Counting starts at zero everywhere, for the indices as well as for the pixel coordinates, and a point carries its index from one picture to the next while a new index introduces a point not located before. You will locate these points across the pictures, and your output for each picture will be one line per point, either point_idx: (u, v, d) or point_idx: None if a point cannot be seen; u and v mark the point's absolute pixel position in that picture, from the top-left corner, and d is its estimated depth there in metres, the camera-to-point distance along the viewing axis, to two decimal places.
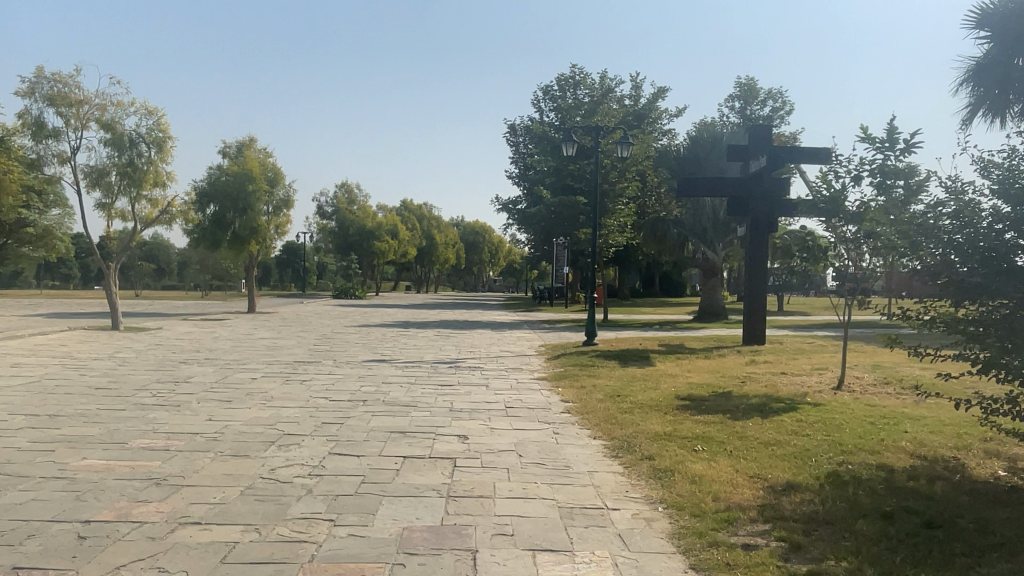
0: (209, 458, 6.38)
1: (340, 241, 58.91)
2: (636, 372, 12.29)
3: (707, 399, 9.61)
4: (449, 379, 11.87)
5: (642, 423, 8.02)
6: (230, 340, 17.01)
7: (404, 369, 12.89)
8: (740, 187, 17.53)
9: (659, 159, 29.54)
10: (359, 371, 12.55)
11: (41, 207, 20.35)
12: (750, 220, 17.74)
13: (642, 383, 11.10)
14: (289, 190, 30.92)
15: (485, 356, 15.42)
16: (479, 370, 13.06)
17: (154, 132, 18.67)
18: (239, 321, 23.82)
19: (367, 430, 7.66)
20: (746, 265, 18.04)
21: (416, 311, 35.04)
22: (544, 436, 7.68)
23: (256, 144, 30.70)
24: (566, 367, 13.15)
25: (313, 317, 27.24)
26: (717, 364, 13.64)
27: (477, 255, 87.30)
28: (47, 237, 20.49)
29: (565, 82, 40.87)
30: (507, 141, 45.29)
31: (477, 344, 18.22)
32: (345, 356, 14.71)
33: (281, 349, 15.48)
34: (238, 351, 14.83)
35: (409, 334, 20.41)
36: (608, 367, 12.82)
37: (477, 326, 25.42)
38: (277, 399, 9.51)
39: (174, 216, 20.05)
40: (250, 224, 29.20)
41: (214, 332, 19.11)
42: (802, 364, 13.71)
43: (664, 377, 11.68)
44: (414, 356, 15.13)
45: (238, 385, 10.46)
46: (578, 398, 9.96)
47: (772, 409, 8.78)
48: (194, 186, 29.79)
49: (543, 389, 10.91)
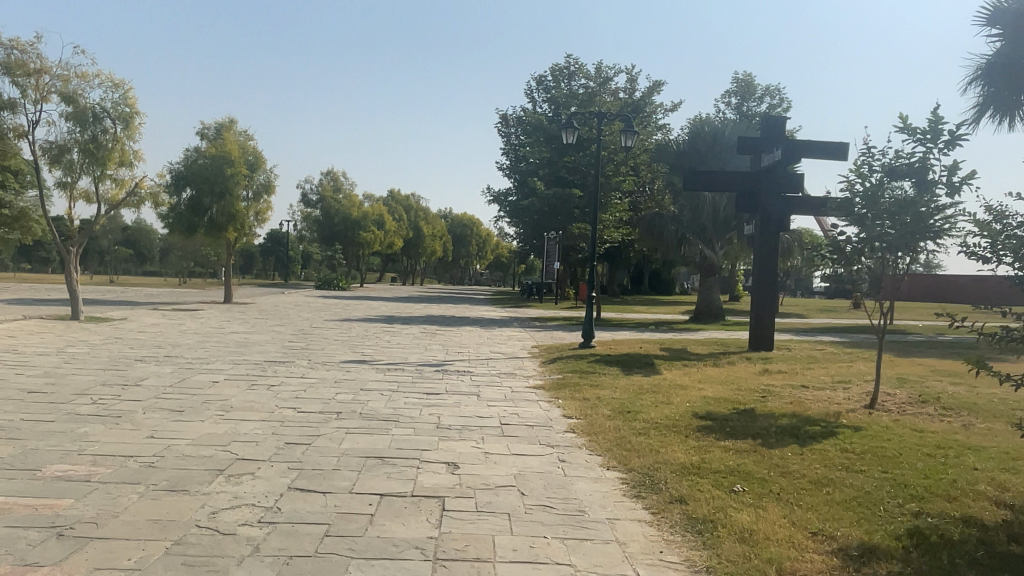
0: (136, 496, 5.12)
1: (325, 230, 57.44)
2: (642, 382, 11.12)
3: (730, 418, 8.44)
4: (435, 386, 10.65)
5: (664, 451, 6.83)
6: (198, 335, 15.69)
7: (386, 373, 11.65)
8: (749, 182, 16.46)
9: (657, 153, 28.27)
10: (336, 374, 11.29)
11: (16, 187, 19.26)
12: (759, 218, 16.69)
13: (652, 396, 9.92)
14: (270, 175, 29.45)
15: (476, 358, 14.19)
16: (469, 376, 11.83)
17: (120, 107, 17.28)
18: (213, 313, 22.44)
19: (338, 455, 6.42)
20: (755, 268, 16.84)
21: (402, 304, 33.76)
22: (548, 465, 6.48)
23: (236, 125, 29.22)
24: (564, 374, 11.98)
25: (293, 310, 25.90)
26: (729, 374, 12.49)
27: (464, 248, 86.04)
28: (24, 219, 19.09)
29: (559, 71, 39.70)
30: (499, 132, 43.99)
31: (465, 343, 17.00)
32: (322, 356, 13.45)
33: (253, 347, 14.18)
34: (205, 348, 13.52)
35: (393, 331, 19.16)
36: (611, 375, 11.63)
37: (465, 323, 24.18)
38: (238, 409, 8.24)
39: (142, 199, 18.70)
40: (228, 210, 27.79)
41: (183, 325, 17.74)
42: (820, 376, 12.62)
43: (675, 390, 10.53)
44: (398, 356, 13.90)
45: (196, 391, 9.18)
46: (582, 414, 8.77)
47: (808, 434, 7.65)
48: (169, 168, 28.33)
49: (541, 401, 9.71)
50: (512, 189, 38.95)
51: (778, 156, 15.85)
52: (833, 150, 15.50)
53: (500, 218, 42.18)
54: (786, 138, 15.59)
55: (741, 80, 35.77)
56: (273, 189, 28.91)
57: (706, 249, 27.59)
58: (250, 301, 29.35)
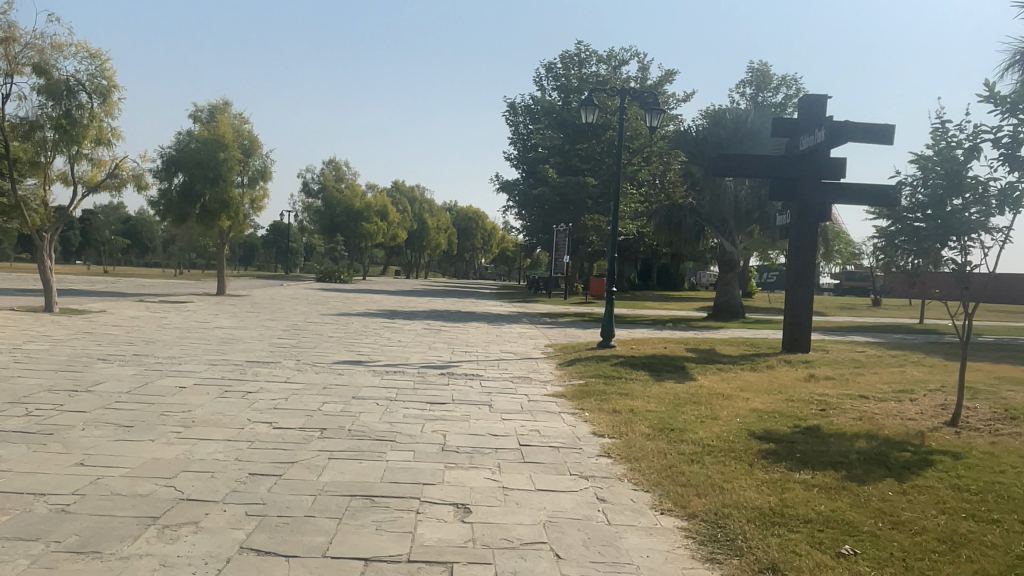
0: (24, 563, 3.68)
1: (326, 221, 55.94)
2: (677, 390, 9.68)
3: (796, 440, 7.00)
4: (440, 394, 9.19)
5: (729, 487, 5.41)
6: (179, 331, 14.27)
7: (383, 377, 10.19)
8: (785, 166, 15.02)
9: (675, 141, 26.55)
10: (326, 378, 9.86)
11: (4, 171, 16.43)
12: (796, 206, 15.25)
13: (694, 409, 8.47)
14: (267, 161, 28.00)
15: (485, 360, 12.72)
16: (478, 381, 10.38)
17: (97, 80, 15.82)
18: (202, 305, 21.02)
19: (316, 493, 4.97)
20: (791, 261, 15.41)
21: (406, 298, 32.31)
22: (585, 507, 5.04)
23: (231, 108, 27.77)
24: (586, 380, 10.54)
25: (289, 303, 24.47)
26: (771, 381, 11.03)
27: (470, 241, 84.48)
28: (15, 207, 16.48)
29: (569, 59, 38.21)
30: (507, 121, 42.40)
31: (472, 341, 15.56)
32: (312, 355, 12.01)
33: (237, 344, 12.72)
34: (181, 346, 12.08)
35: (394, 327, 17.75)
36: (639, 383, 10.15)
37: (470, 318, 22.74)
38: (199, 424, 6.78)
39: (124, 181, 17.34)
40: (222, 196, 26.39)
41: (165, 319, 16.29)
42: (875, 383, 11.17)
43: (717, 400, 9.08)
44: (398, 356, 12.44)
45: (157, 399, 7.76)
46: (616, 432, 7.31)
47: (901, 464, 6.21)
48: (160, 152, 26.96)
49: (564, 414, 8.26)
50: (520, 178, 37.56)
51: (818, 137, 14.36)
52: (879, 133, 14.02)
53: (507, 209, 40.77)
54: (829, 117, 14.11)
55: (756, 69, 34.21)
56: (270, 175, 27.48)
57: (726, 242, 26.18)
58: (245, 293, 27.95)
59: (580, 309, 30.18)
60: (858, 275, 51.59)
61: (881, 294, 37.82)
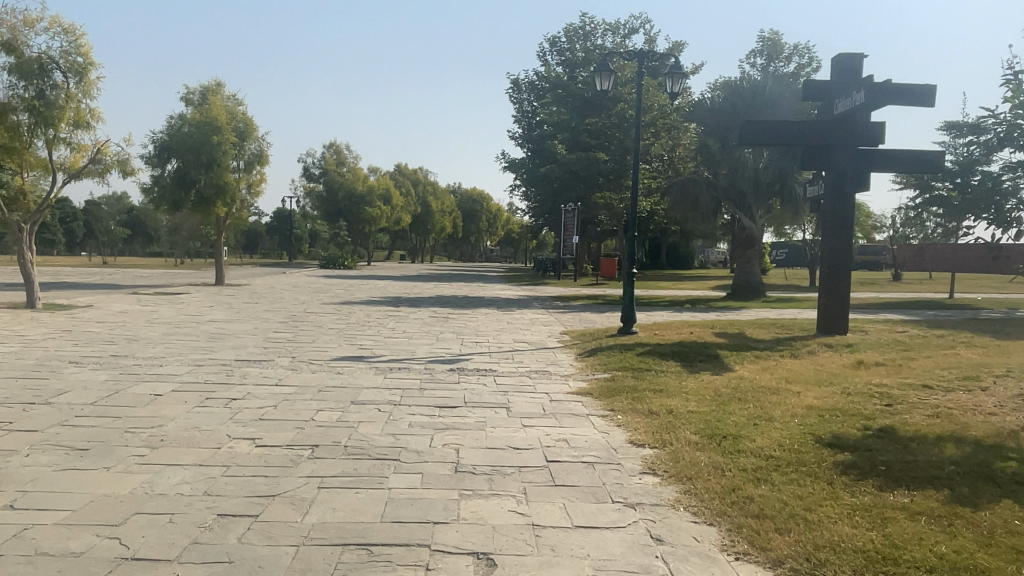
0: None
1: (329, 206, 54.87)
2: (717, 385, 8.59)
3: (873, 447, 5.93)
4: (451, 394, 8.12)
5: (817, 520, 4.35)
6: (167, 326, 13.26)
7: (387, 376, 9.10)
8: (819, 131, 13.81)
9: (690, 113, 25.21)
10: (323, 379, 8.79)
11: None
12: (830, 174, 14.05)
13: (743, 408, 7.38)
14: (263, 144, 26.83)
15: (498, 351, 11.63)
16: (493, 377, 9.29)
17: (72, 57, 14.76)
18: (197, 297, 19.98)
19: (298, 543, 3.92)
20: (826, 236, 14.26)
21: (412, 284, 31.24)
22: (640, 552, 3.98)
23: (224, 89, 26.58)
24: (613, 374, 9.45)
25: (289, 292, 23.44)
26: (816, 370, 9.93)
27: (475, 224, 83.29)
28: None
29: (574, 31, 36.72)
30: (511, 99, 41.03)
31: (483, 330, 14.50)
32: (309, 351, 10.94)
33: (227, 340, 11.66)
34: (167, 344, 11.04)
35: (399, 316, 16.69)
36: (673, 377, 9.06)
37: (480, 304, 21.65)
38: (167, 445, 5.74)
39: (107, 166, 16.29)
40: (216, 181, 25.20)
41: (154, 313, 15.25)
42: (932, 369, 10.04)
43: (766, 396, 8.00)
44: (402, 350, 11.37)
45: (124, 412, 6.71)
46: (659, 441, 6.23)
47: (1012, 477, 5.13)
48: (152, 137, 25.87)
49: (594, 418, 7.19)
50: (526, 157, 36.30)
51: (857, 99, 13.13)
52: (920, 93, 12.83)
53: (514, 187, 39.53)
54: (869, 76, 12.89)
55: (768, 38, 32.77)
56: (266, 158, 26.33)
57: (744, 217, 24.96)
58: (245, 282, 26.94)
59: (592, 290, 29.05)
60: (875, 249, 50.28)
61: (901, 268, 36.51)
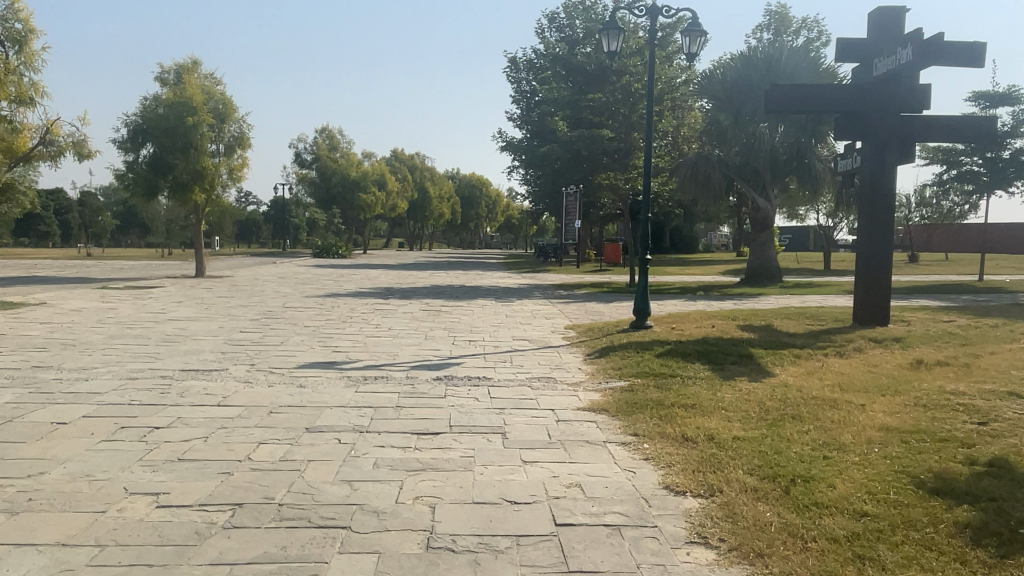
0: None
1: (322, 193, 53.08)
2: (760, 397, 7.03)
3: (1000, 494, 4.35)
4: (432, 414, 6.54)
5: None
6: (120, 327, 11.65)
7: (357, 390, 7.53)
8: (856, 96, 12.19)
9: (702, 86, 23.33)
10: (279, 394, 7.22)
11: None
12: (868, 145, 12.41)
13: (803, 431, 5.83)
14: (243, 126, 25.18)
15: (494, 352, 10.06)
16: (486, 389, 7.70)
17: (10, 25, 13.14)
18: (169, 290, 18.38)
19: None
20: (863, 214, 12.64)
21: (406, 272, 29.64)
22: None
23: (200, 67, 24.84)
24: (632, 383, 7.84)
25: (273, 283, 21.84)
26: (870, 373, 8.34)
27: (474, 210, 81.53)
28: None
29: (575, 5, 34.76)
30: (509, 78, 39.18)
31: (478, 326, 12.90)
32: (273, 356, 9.37)
33: (181, 344, 10.09)
34: (107, 350, 9.48)
35: (388, 310, 15.12)
36: (703, 385, 7.49)
37: (476, 294, 20.08)
38: (31, 511, 4.18)
39: (61, 148, 14.72)
40: (193, 165, 23.65)
41: (112, 311, 13.64)
42: (1009, 370, 8.44)
43: (824, 413, 6.45)
44: (383, 353, 9.79)
45: (1, 454, 5.15)
46: (708, 487, 4.67)
47: None
48: (125, 120, 24.17)
49: (615, 448, 5.62)
50: (525, 138, 34.61)
51: (902, 56, 11.46)
52: (973, 52, 11.23)
53: (514, 168, 37.89)
54: (918, 30, 11.21)
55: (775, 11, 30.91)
56: (247, 141, 24.66)
57: (758, 197, 23.42)
58: (227, 273, 25.36)
59: (596, 277, 27.51)
60: None
61: (917, 250, 34.88)
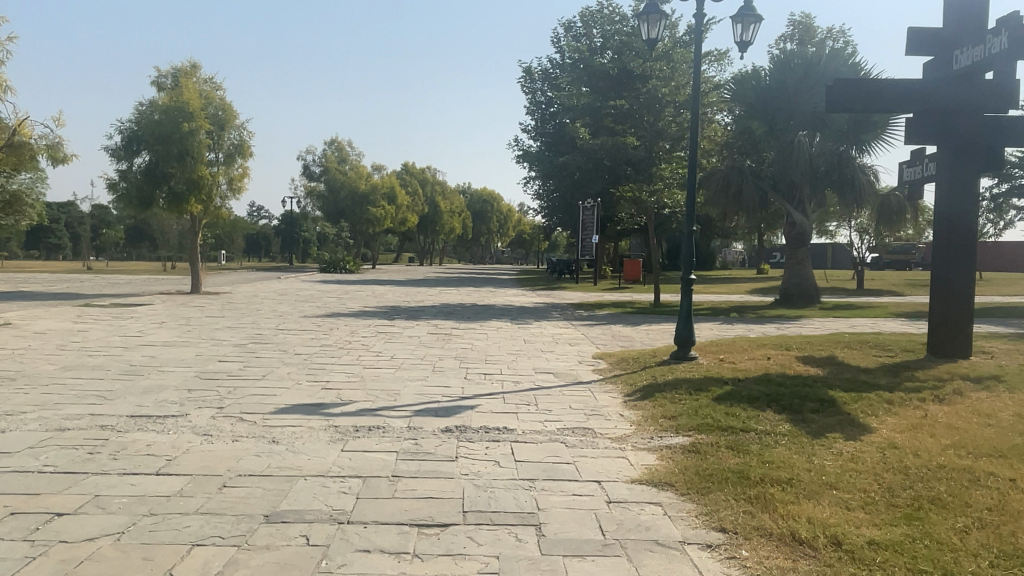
0: None
1: (330, 206, 51.81)
2: (874, 467, 5.33)
3: None
4: (440, 491, 4.86)
5: None
6: (79, 354, 10.07)
7: (345, 448, 5.86)
8: (934, 93, 10.50)
9: (735, 91, 21.60)
10: (242, 455, 5.56)
11: None
12: (948, 150, 10.72)
13: (962, 532, 4.15)
14: (243, 133, 23.81)
15: (515, 391, 8.38)
16: (509, 447, 6.01)
17: None
18: (155, 309, 16.83)
19: None
20: (939, 230, 10.92)
21: (415, 290, 28.04)
22: None
23: (199, 71, 23.54)
24: (694, 440, 6.16)
25: (271, 301, 20.30)
26: (994, 428, 6.57)
27: (485, 225, 80.21)
28: None
29: (592, 13, 33.36)
30: (523, 88, 37.73)
31: (494, 355, 11.24)
32: (249, 395, 7.74)
33: (142, 378, 8.48)
34: (50, 387, 7.87)
35: (392, 334, 13.49)
36: (791, 448, 5.80)
37: (490, 314, 18.44)
38: None
39: (29, 152, 13.25)
40: (190, 174, 22.23)
41: (80, 334, 12.07)
42: None
43: (973, 495, 4.76)
44: (382, 392, 8.14)
45: None
46: None
47: None
48: (119, 127, 22.82)
49: (701, 554, 3.95)
50: (541, 150, 33.13)
51: (995, 46, 9.73)
52: None
53: (528, 180, 36.35)
54: (1015, 13, 9.50)
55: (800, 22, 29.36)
56: (247, 149, 23.28)
57: (795, 212, 21.81)
58: (225, 290, 23.85)
59: (617, 296, 25.93)
60: (900, 248, 50.87)
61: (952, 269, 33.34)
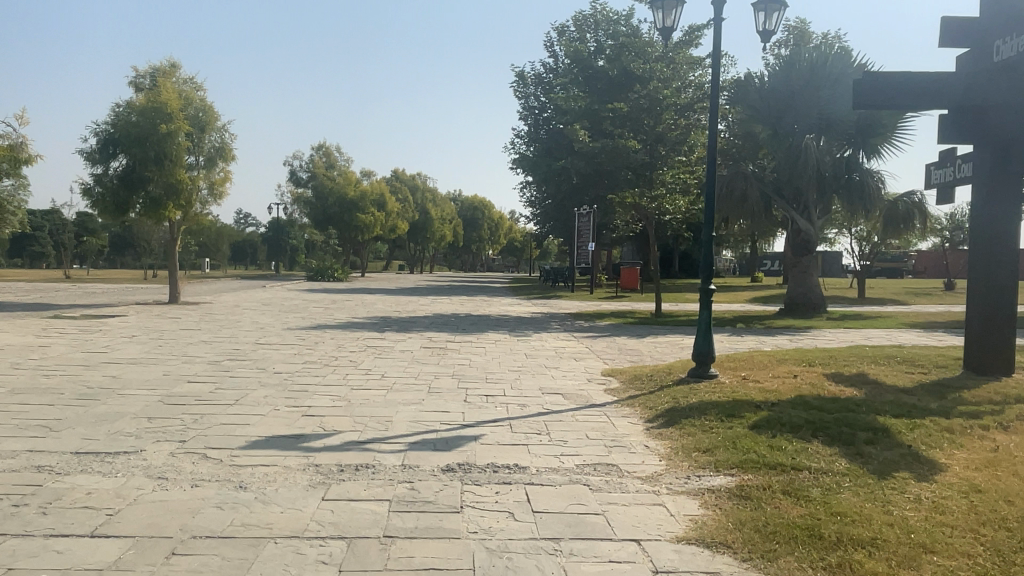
0: None
1: (318, 212, 50.65)
2: (968, 520, 4.40)
3: None
4: (446, 558, 3.89)
5: None
6: (32, 374, 9.01)
7: (328, 495, 4.88)
8: (973, 87, 9.66)
9: (738, 95, 20.81)
10: (200, 507, 4.57)
11: None
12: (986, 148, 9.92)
13: None
14: (225, 135, 22.81)
15: (522, 417, 7.42)
16: (524, 492, 5.05)
17: None
18: (127, 321, 15.74)
19: None
20: (977, 235, 10.09)
21: (404, 299, 27.03)
22: None
23: (179, 71, 22.52)
24: (741, 482, 5.22)
25: (254, 312, 19.23)
26: None
27: (475, 232, 79.29)
28: None
29: (586, 18, 32.62)
30: (515, 93, 36.83)
31: (494, 372, 10.27)
32: (218, 425, 6.74)
33: (98, 404, 7.46)
34: None
35: (381, 348, 12.50)
36: (858, 494, 4.87)
37: (485, 326, 17.45)
38: None
39: None
40: (169, 178, 21.17)
41: (38, 350, 10.98)
42: None
43: None
44: (371, 419, 7.16)
45: None
46: None
47: None
48: (95, 130, 21.73)
49: None
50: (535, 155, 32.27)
51: None
52: None
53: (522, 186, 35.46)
54: None
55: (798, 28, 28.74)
56: (229, 152, 22.31)
57: (802, 219, 21.03)
58: (206, 300, 22.71)
59: (616, 305, 25.03)
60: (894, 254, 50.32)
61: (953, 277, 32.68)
